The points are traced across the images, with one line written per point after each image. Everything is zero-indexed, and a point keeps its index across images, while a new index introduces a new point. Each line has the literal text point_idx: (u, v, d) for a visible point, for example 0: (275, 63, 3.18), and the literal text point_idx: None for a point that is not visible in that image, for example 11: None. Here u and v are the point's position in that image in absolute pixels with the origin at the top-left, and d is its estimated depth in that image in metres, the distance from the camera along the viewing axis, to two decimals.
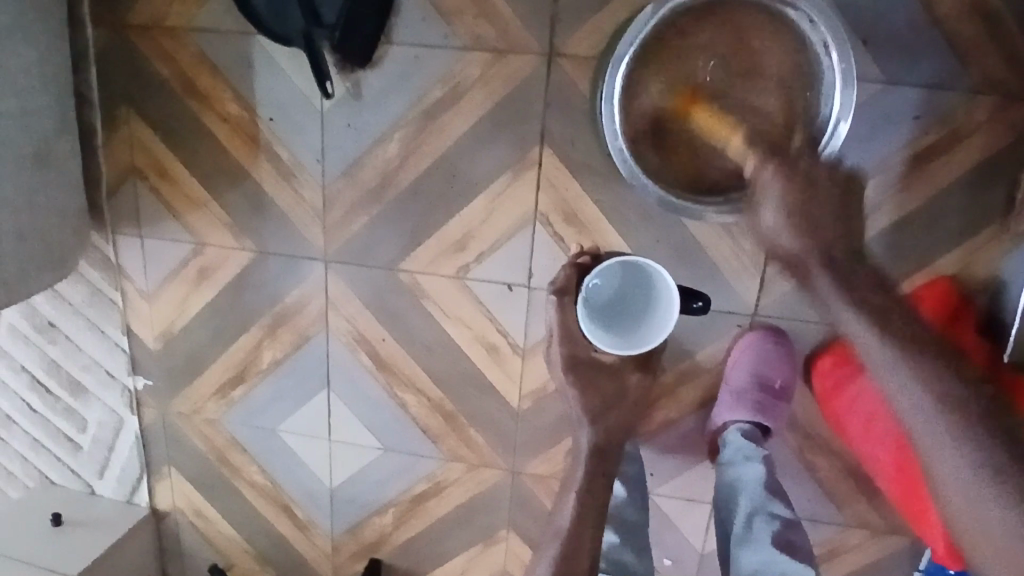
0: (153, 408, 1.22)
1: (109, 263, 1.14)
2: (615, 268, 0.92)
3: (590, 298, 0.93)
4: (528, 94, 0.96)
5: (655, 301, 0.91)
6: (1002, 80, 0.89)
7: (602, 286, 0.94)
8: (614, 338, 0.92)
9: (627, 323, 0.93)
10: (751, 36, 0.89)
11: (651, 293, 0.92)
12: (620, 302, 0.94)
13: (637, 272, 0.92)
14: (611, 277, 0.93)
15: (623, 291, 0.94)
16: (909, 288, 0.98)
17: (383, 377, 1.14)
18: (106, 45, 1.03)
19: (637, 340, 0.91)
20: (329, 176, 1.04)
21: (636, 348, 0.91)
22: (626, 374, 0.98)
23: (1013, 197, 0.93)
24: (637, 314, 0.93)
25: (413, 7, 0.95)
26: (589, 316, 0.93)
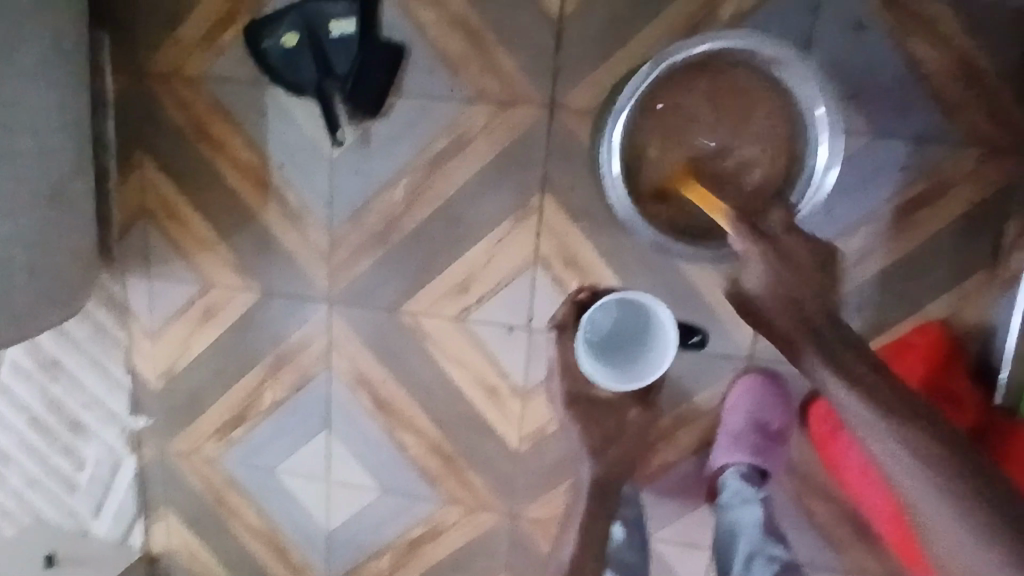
0: (151, 447, 1.22)
1: (116, 302, 1.16)
2: (611, 305, 0.97)
3: (592, 334, 0.97)
4: (530, 143, 1.00)
5: (650, 337, 0.94)
6: (984, 134, 0.94)
7: (602, 322, 0.97)
8: (616, 372, 0.94)
9: (625, 357, 0.96)
10: (735, 92, 0.92)
11: (649, 330, 0.95)
12: (619, 338, 0.97)
13: (631, 308, 0.96)
14: (610, 313, 0.97)
15: (621, 327, 0.97)
16: (876, 347, 1.01)
17: (383, 418, 1.14)
18: (124, 92, 1.08)
19: (636, 372, 0.93)
20: (336, 219, 1.08)
21: (638, 380, 0.92)
22: (626, 409, 1.04)
23: (999, 246, 0.96)
24: (635, 350, 0.96)
25: (422, 60, 1.00)
26: (592, 350, 0.96)
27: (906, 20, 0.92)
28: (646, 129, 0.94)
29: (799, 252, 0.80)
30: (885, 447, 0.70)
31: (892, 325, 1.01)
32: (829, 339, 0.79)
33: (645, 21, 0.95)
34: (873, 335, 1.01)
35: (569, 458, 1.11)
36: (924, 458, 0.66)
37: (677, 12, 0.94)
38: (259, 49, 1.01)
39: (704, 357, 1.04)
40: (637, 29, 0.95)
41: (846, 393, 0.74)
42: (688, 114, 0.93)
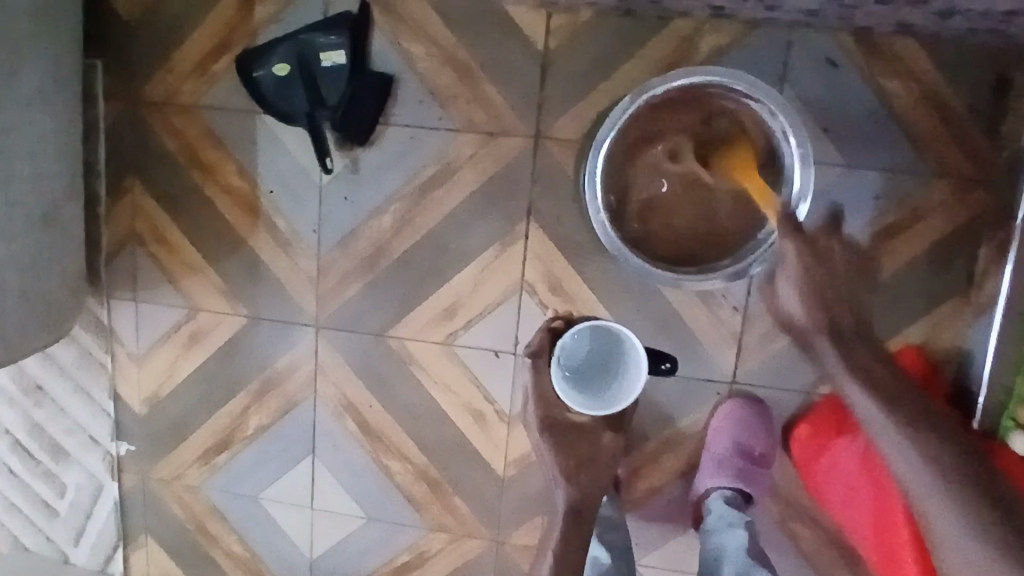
0: (133, 474, 1.20)
1: (101, 326, 1.16)
2: (584, 331, 0.96)
3: (566, 362, 0.96)
4: (516, 172, 1.03)
5: (622, 365, 0.95)
6: (953, 166, 0.97)
7: (575, 348, 0.97)
8: (589, 398, 0.95)
9: (596, 383, 0.96)
10: (711, 124, 0.95)
11: (621, 357, 0.95)
12: (591, 363, 0.97)
13: (603, 333, 0.96)
14: (582, 340, 0.96)
15: (593, 352, 0.97)
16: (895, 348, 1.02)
17: (369, 444, 1.14)
18: (117, 120, 1.09)
19: (609, 400, 0.94)
20: (325, 245, 1.09)
21: (610, 408, 0.94)
22: (601, 433, 0.99)
23: (972, 273, 0.99)
24: (607, 377, 0.96)
25: (412, 91, 1.03)
26: (565, 378, 0.95)
27: (877, 57, 0.96)
28: (654, 159, 0.98)
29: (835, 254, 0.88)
30: (900, 454, 0.73)
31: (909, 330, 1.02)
32: (848, 338, 0.86)
33: (628, 56, 0.98)
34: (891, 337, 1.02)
35: (555, 484, 1.11)
36: (937, 469, 0.69)
37: (659, 47, 0.98)
38: (250, 78, 1.02)
39: (687, 382, 1.06)
40: (620, 63, 0.99)
41: (848, 376, 0.82)
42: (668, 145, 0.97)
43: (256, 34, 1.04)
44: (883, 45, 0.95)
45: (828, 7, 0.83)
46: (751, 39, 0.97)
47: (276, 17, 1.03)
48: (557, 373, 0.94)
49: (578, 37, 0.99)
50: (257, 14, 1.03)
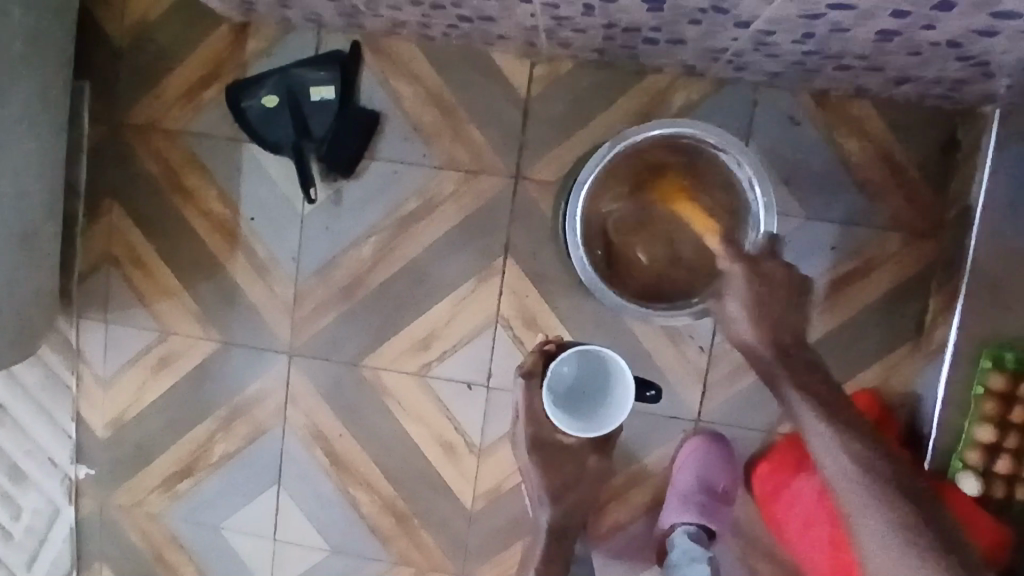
0: (91, 499, 1.17)
1: (69, 346, 1.14)
2: (574, 356, 0.94)
3: (554, 387, 0.94)
4: (496, 209, 1.06)
5: (610, 388, 0.91)
6: (904, 220, 1.04)
7: (565, 374, 0.95)
8: (576, 420, 0.90)
9: (586, 408, 0.92)
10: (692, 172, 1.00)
11: (609, 382, 0.92)
12: (582, 390, 0.94)
13: (594, 360, 0.93)
14: (572, 365, 0.95)
15: (582, 379, 0.95)
16: (849, 391, 1.06)
17: (337, 474, 1.13)
18: (100, 141, 1.10)
19: (593, 422, 0.89)
20: (303, 273, 1.10)
21: (595, 430, 0.89)
22: (585, 456, 0.99)
23: (923, 320, 1.05)
24: (596, 403, 0.92)
25: (397, 128, 1.06)
26: (554, 402, 0.92)
27: (835, 117, 1.03)
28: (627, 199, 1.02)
29: (779, 277, 0.85)
30: (858, 503, 0.73)
31: (862, 373, 1.06)
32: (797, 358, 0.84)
33: (605, 104, 1.04)
34: (846, 380, 1.07)
35: (523, 518, 1.12)
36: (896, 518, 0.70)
37: (633, 98, 1.04)
38: (238, 107, 1.05)
39: (654, 419, 1.09)
40: (597, 111, 1.04)
41: (799, 400, 0.81)
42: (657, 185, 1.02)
43: (246, 65, 1.07)
44: (840, 105, 1.03)
45: (790, 69, 0.90)
46: (720, 94, 1.03)
47: (267, 51, 1.06)
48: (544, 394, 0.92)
49: (558, 84, 1.04)
50: (248, 47, 1.06)
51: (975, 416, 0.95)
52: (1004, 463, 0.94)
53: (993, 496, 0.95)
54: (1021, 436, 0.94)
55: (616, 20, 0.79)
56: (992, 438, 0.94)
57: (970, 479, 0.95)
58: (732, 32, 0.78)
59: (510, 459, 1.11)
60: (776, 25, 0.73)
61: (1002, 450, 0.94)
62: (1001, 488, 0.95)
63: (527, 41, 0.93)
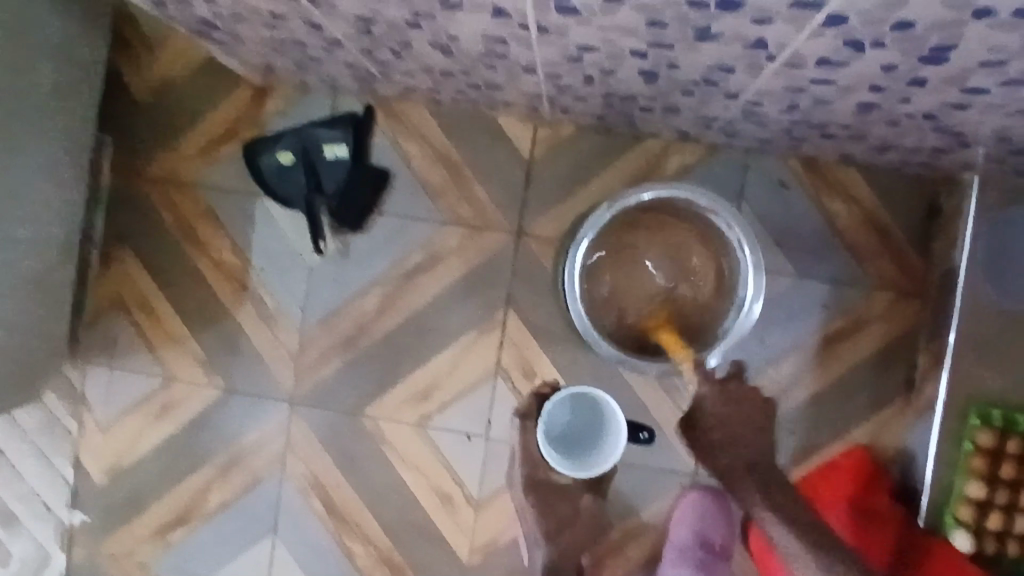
0: (82, 547, 1.16)
1: (73, 391, 1.16)
2: (567, 401, 0.98)
3: (549, 431, 0.98)
4: (498, 263, 1.10)
5: (603, 432, 0.96)
6: (891, 281, 1.08)
7: (559, 419, 0.99)
8: (576, 464, 0.95)
9: (582, 450, 0.97)
10: (673, 229, 1.04)
11: (601, 423, 0.97)
12: (576, 433, 0.98)
13: (586, 403, 0.98)
14: (566, 409, 0.99)
15: (576, 421, 0.98)
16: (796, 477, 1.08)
17: (333, 524, 1.13)
18: (119, 192, 1.15)
19: (589, 464, 0.95)
20: (309, 322, 1.13)
21: (594, 470, 0.94)
22: (580, 496, 1.05)
23: (912, 377, 1.08)
24: (591, 442, 0.97)
25: (404, 185, 1.11)
26: (551, 446, 0.97)
27: (823, 182, 1.08)
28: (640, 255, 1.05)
29: (744, 397, 0.91)
30: None
31: (821, 450, 1.09)
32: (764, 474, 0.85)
33: (603, 166, 1.09)
34: (790, 467, 1.09)
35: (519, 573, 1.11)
36: None
37: (630, 162, 1.09)
38: (254, 162, 1.11)
39: (651, 473, 1.09)
40: (595, 173, 1.09)
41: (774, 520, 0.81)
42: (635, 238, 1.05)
43: (262, 124, 1.12)
44: (827, 172, 1.08)
45: (778, 137, 0.95)
46: (712, 159, 1.08)
47: (284, 111, 1.12)
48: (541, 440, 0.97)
49: (559, 147, 1.09)
50: (266, 107, 1.12)
51: (965, 472, 0.98)
52: (995, 520, 0.96)
53: (983, 552, 0.97)
54: (1008, 492, 0.97)
55: (614, 90, 0.84)
56: (983, 494, 0.97)
57: (963, 536, 0.96)
58: (723, 103, 0.83)
59: (507, 512, 1.11)
60: (764, 97, 0.79)
61: (991, 505, 0.97)
62: (992, 545, 0.97)
63: (530, 107, 0.98)
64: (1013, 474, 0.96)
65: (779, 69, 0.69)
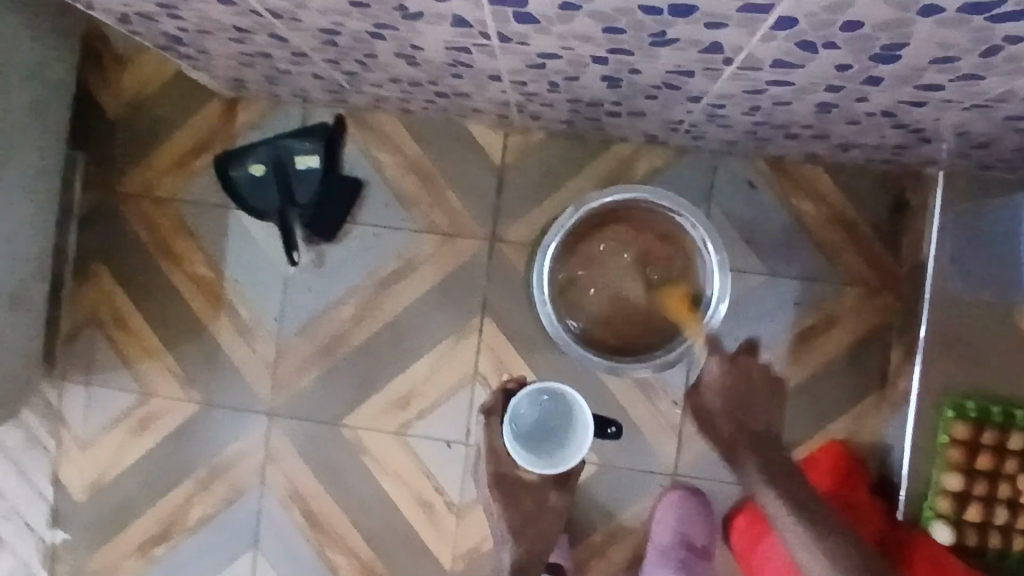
0: (65, 564, 1.15)
1: (51, 409, 1.15)
2: (535, 396, 0.95)
3: (516, 425, 0.95)
4: (473, 269, 1.11)
5: (571, 431, 0.92)
6: (861, 276, 1.10)
7: (527, 413, 0.95)
8: (543, 459, 0.92)
9: (548, 446, 0.93)
10: (640, 230, 1.04)
11: (570, 420, 0.93)
12: (544, 429, 0.94)
13: (554, 398, 0.95)
14: (534, 404, 0.95)
15: (545, 417, 0.95)
16: (800, 457, 1.09)
17: (315, 535, 1.13)
18: (93, 209, 1.14)
19: (553, 461, 0.92)
20: (286, 334, 1.13)
21: (559, 468, 0.92)
22: (546, 493, 1.03)
23: (885, 371, 1.10)
24: (559, 439, 0.93)
25: (378, 195, 1.11)
26: (516, 441, 0.94)
27: (791, 181, 1.10)
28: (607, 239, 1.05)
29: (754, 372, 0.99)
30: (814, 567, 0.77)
31: (806, 441, 1.10)
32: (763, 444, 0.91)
33: (575, 171, 1.10)
34: (795, 445, 1.10)
35: None
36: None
37: (601, 166, 1.10)
38: (226, 175, 1.11)
39: (630, 473, 1.10)
40: (567, 178, 1.10)
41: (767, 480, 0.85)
42: (603, 241, 1.05)
43: (234, 137, 1.12)
44: (795, 171, 1.10)
45: (744, 138, 0.97)
46: (681, 161, 1.10)
47: (256, 124, 1.12)
48: (506, 435, 0.94)
49: (531, 153, 1.10)
50: (238, 120, 1.13)
51: (943, 464, 0.98)
52: (974, 510, 0.96)
53: (966, 544, 0.96)
54: (987, 483, 0.97)
55: (580, 96, 0.85)
56: (960, 485, 0.96)
57: (943, 527, 0.96)
58: (686, 106, 0.85)
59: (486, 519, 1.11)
60: (725, 99, 0.80)
61: (969, 497, 0.97)
62: (973, 536, 0.96)
63: (500, 114, 0.99)
64: (990, 464, 0.96)
65: (737, 72, 0.70)
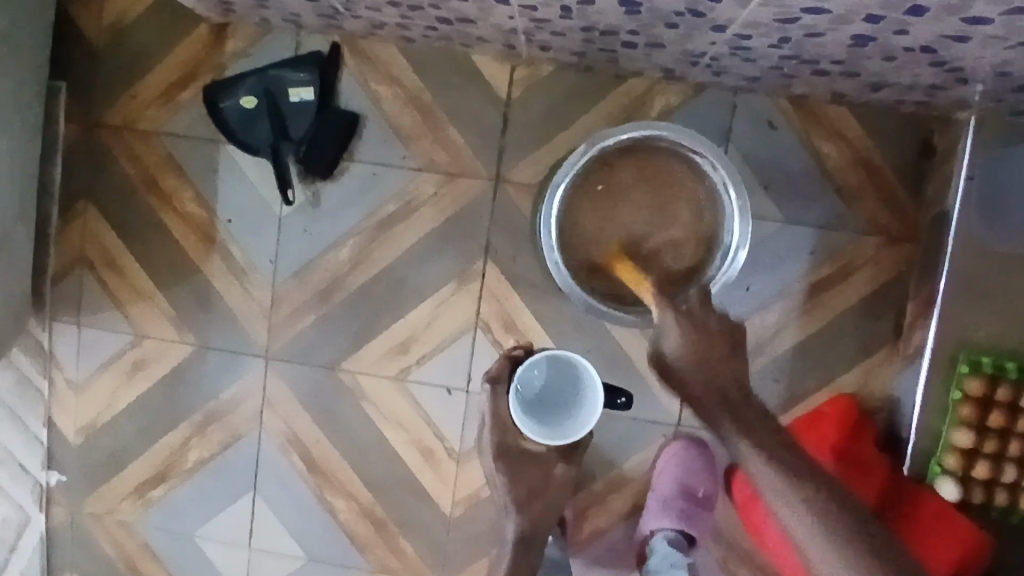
0: (61, 506, 1.15)
1: (41, 350, 1.12)
2: (524, 373, 0.92)
3: (520, 395, 0.92)
4: (477, 212, 1.06)
5: (573, 373, 0.90)
6: (881, 225, 1.05)
7: (532, 385, 0.93)
8: (581, 411, 0.87)
9: (552, 416, 0.89)
10: (658, 175, 0.99)
11: (579, 389, 0.89)
12: (552, 397, 0.92)
13: (536, 367, 0.92)
14: (541, 371, 0.92)
15: (552, 386, 0.92)
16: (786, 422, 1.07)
17: (315, 480, 1.12)
18: (77, 141, 1.09)
19: (586, 405, 0.87)
20: (281, 276, 1.09)
21: (563, 438, 0.86)
22: (552, 464, 0.98)
23: (899, 323, 1.06)
24: (565, 409, 0.89)
25: (376, 130, 1.06)
26: (522, 411, 0.90)
27: (813, 122, 1.04)
28: (610, 201, 0.99)
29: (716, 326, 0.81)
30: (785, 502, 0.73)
31: (811, 395, 1.08)
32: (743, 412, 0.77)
33: (585, 108, 1.04)
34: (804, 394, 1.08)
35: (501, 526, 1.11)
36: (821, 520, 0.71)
37: (613, 103, 1.04)
38: (215, 108, 1.04)
39: (634, 423, 1.08)
40: (576, 115, 1.04)
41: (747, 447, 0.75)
42: (619, 183, 0.99)
43: (223, 66, 1.06)
44: (818, 111, 1.03)
45: (768, 73, 0.90)
46: (699, 98, 1.03)
47: (245, 52, 1.05)
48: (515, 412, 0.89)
49: (538, 87, 1.04)
50: (226, 47, 1.06)
51: (953, 420, 0.95)
52: (982, 468, 0.94)
53: (972, 501, 0.95)
54: (997, 440, 0.94)
55: (593, 23, 0.79)
56: (970, 443, 0.94)
57: (949, 483, 0.95)
58: (709, 36, 0.78)
59: (474, 478, 1.10)
60: (752, 29, 0.74)
61: (978, 454, 0.95)
62: (980, 493, 0.95)
63: (506, 44, 0.93)
64: (1002, 422, 0.93)
65: None
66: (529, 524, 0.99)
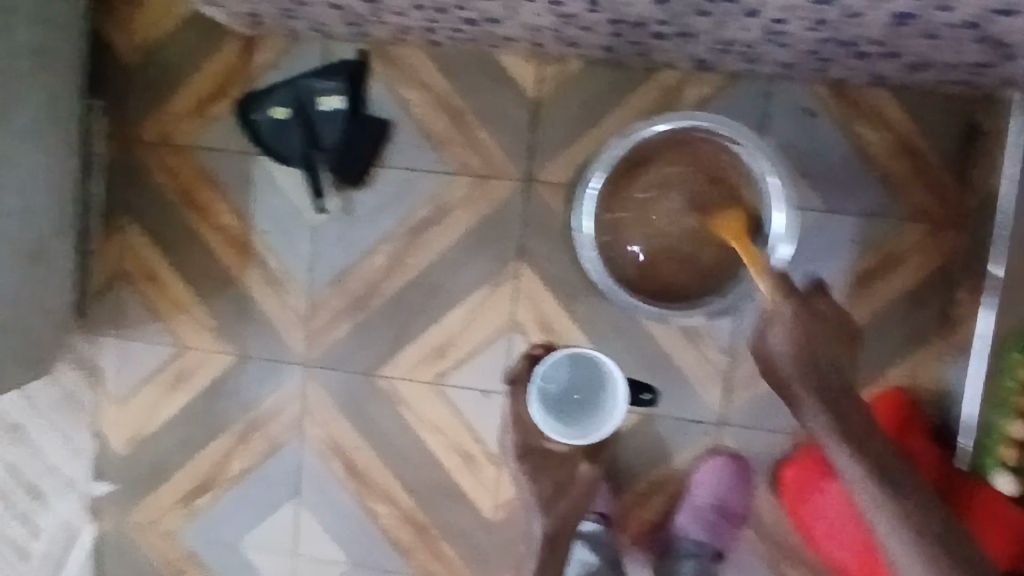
0: (109, 516, 1.17)
1: (86, 364, 1.15)
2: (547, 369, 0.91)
3: (544, 392, 0.90)
4: (508, 213, 1.05)
5: (597, 374, 0.90)
6: (927, 212, 1.01)
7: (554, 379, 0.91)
8: (604, 411, 0.89)
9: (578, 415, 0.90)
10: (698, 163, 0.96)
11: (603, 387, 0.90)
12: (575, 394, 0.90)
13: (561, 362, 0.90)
14: (562, 367, 0.91)
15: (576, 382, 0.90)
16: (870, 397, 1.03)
17: (354, 485, 1.12)
18: (115, 158, 1.11)
19: (609, 407, 0.89)
20: (317, 284, 1.09)
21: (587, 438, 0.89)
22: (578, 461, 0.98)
23: (947, 312, 1.02)
24: (588, 406, 0.90)
25: (408, 137, 1.06)
26: (546, 411, 0.90)
27: (852, 107, 1.01)
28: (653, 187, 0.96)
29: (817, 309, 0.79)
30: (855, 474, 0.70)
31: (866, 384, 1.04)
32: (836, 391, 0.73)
33: (616, 105, 1.02)
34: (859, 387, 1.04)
35: None
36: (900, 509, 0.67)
37: (643, 98, 1.02)
38: (249, 120, 1.06)
39: (675, 422, 1.06)
40: (606, 112, 1.03)
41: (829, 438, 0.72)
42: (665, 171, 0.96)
43: (254, 79, 1.07)
44: (857, 97, 1.00)
45: (804, 59, 0.88)
46: (732, 89, 1.01)
47: (275, 63, 1.06)
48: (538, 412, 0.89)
49: (567, 85, 1.03)
50: (257, 60, 1.07)
51: (1010, 411, 0.91)
52: None
53: None
54: None
55: (622, 15, 0.77)
56: None
57: (1005, 477, 0.91)
58: (742, 22, 0.76)
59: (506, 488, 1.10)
60: (787, 13, 0.72)
61: None
62: None
63: (533, 42, 0.92)
64: None
65: None
66: (569, 526, 0.98)
